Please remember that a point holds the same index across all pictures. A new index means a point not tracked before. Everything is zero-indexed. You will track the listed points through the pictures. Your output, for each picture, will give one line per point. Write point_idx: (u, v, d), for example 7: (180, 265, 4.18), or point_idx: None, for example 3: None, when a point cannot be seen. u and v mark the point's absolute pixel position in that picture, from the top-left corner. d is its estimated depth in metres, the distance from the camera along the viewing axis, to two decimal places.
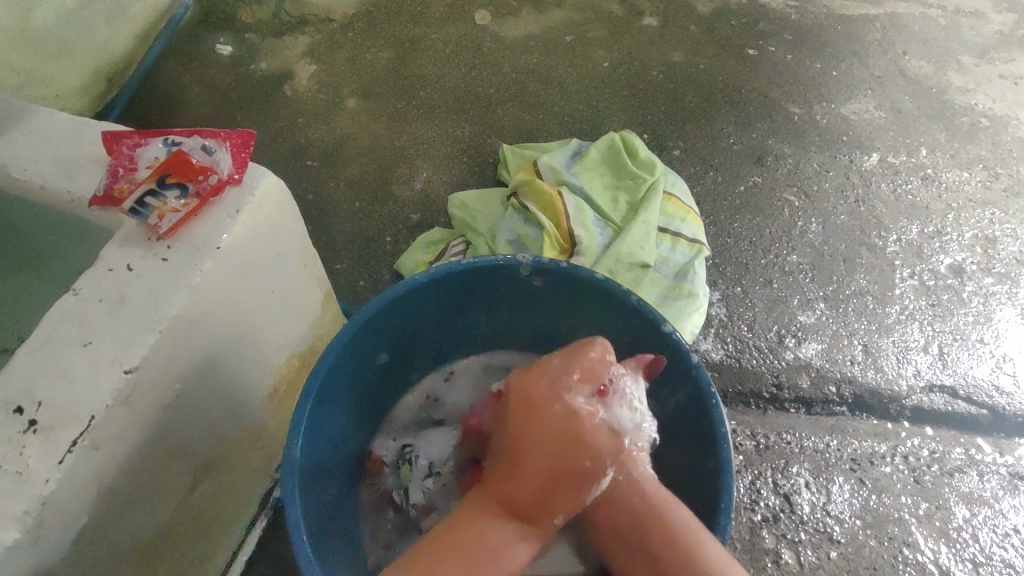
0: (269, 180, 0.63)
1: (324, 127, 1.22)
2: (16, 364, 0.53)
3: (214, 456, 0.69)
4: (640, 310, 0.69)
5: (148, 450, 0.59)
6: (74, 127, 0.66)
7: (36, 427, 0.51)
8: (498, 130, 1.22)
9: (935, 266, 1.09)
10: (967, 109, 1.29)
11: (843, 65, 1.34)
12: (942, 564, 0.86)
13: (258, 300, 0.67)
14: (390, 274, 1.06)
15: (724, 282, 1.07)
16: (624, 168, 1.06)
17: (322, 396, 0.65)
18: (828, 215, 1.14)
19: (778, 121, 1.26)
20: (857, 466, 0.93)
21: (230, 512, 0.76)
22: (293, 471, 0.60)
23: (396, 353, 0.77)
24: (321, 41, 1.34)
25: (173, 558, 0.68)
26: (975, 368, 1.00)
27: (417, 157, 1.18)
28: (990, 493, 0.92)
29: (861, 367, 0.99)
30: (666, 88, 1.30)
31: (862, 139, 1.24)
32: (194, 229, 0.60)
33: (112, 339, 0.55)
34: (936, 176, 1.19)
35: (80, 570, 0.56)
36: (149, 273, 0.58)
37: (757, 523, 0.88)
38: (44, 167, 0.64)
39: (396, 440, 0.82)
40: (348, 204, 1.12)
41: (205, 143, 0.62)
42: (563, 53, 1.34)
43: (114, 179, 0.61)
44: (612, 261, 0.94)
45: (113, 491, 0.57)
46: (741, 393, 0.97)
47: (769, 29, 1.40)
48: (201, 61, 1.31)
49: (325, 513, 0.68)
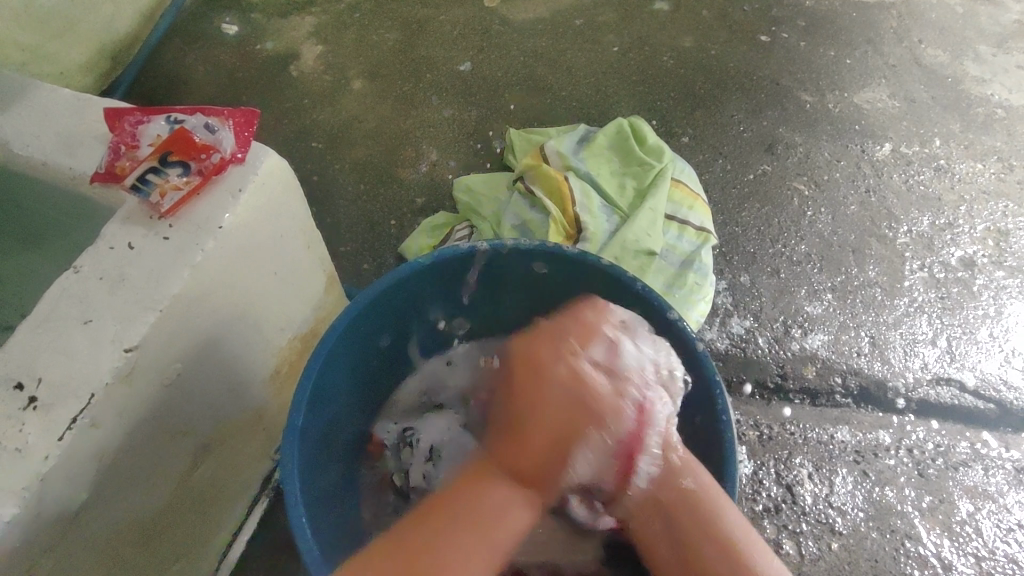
0: (273, 159, 0.63)
1: (330, 109, 1.21)
2: (16, 341, 0.53)
3: (215, 436, 0.69)
4: (645, 297, 0.68)
5: (149, 427, 0.59)
6: (76, 103, 0.66)
7: (36, 403, 0.51)
8: (505, 114, 1.21)
9: (945, 259, 1.08)
10: (983, 99, 1.26)
11: (857, 52, 1.32)
12: (945, 558, 0.86)
13: (261, 281, 0.67)
14: (394, 258, 1.05)
15: (731, 272, 1.06)
16: (631, 154, 1.05)
17: (324, 378, 0.65)
18: (838, 206, 1.13)
19: (789, 109, 1.24)
20: (861, 458, 0.92)
21: (231, 491, 0.76)
22: (295, 451, 0.60)
23: (398, 336, 0.76)
24: (328, 22, 1.33)
25: (174, 537, 0.69)
26: (983, 362, 0.99)
27: (422, 140, 1.17)
28: (995, 488, 0.91)
29: (867, 359, 0.99)
30: (675, 73, 1.28)
31: (875, 129, 1.22)
32: (197, 207, 0.60)
33: (112, 317, 0.54)
34: (949, 167, 1.18)
35: (79, 547, 0.56)
36: (150, 251, 0.57)
37: (758, 513, 0.88)
38: (45, 143, 0.63)
39: (397, 423, 0.80)
40: (352, 186, 1.12)
41: (208, 121, 0.62)
42: (572, 37, 1.32)
43: (116, 155, 0.61)
44: (618, 247, 0.94)
45: (113, 469, 0.57)
46: (745, 383, 0.97)
47: (782, 15, 1.37)
48: (206, 41, 1.30)
49: (325, 494, 0.68)
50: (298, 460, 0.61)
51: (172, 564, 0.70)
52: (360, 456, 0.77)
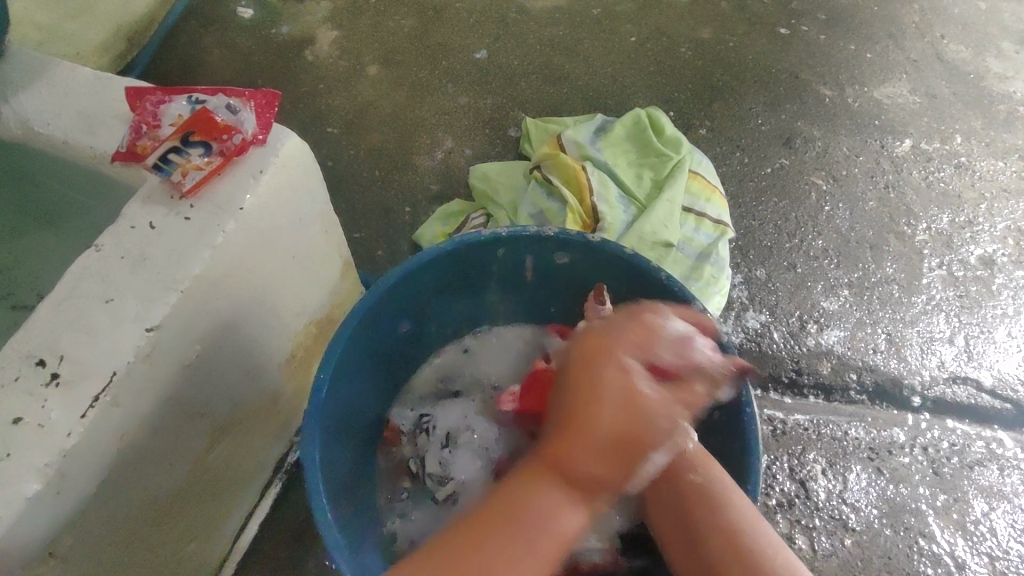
0: (293, 142, 0.62)
1: (346, 94, 1.20)
2: (39, 318, 0.53)
3: (232, 418, 0.70)
4: (666, 287, 0.68)
5: (168, 407, 0.59)
6: (96, 82, 0.65)
7: (58, 380, 0.51)
8: (522, 103, 1.20)
9: (964, 257, 1.07)
10: (1006, 96, 1.25)
11: (878, 47, 1.30)
12: (958, 557, 0.86)
13: (280, 264, 0.67)
14: (408, 245, 1.05)
15: (747, 265, 1.05)
16: (649, 145, 1.04)
17: (343, 363, 0.65)
18: (856, 202, 1.12)
19: (808, 103, 1.23)
20: (875, 455, 0.91)
21: (246, 473, 0.76)
22: (315, 432, 0.60)
23: (416, 322, 0.76)
24: (343, 6, 1.32)
25: (189, 517, 0.69)
26: (1001, 361, 0.98)
27: (438, 127, 1.16)
28: (1010, 488, 0.90)
29: (883, 356, 0.98)
30: (694, 65, 1.26)
31: (895, 124, 1.20)
32: (218, 187, 0.59)
33: (134, 297, 0.54)
34: (970, 165, 1.16)
35: (98, 525, 0.56)
36: (171, 231, 0.57)
37: (771, 507, 0.87)
38: (66, 122, 0.63)
39: (413, 410, 0.80)
40: (367, 172, 1.11)
41: (229, 102, 0.61)
42: (589, 26, 1.31)
43: (137, 135, 0.61)
44: (635, 238, 0.93)
45: (133, 447, 0.57)
46: (760, 377, 0.96)
47: (803, 7, 1.36)
48: (222, 24, 1.29)
49: (343, 478, 0.68)
50: (319, 444, 0.61)
51: (187, 545, 0.70)
52: (375, 442, 0.76)
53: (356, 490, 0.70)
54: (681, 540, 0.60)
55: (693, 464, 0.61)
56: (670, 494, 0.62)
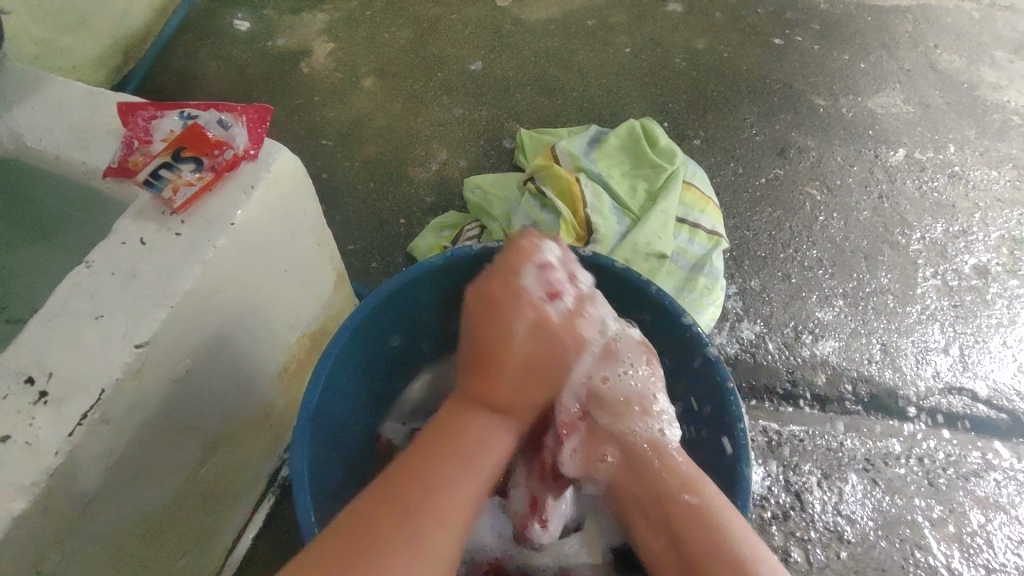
0: (285, 156, 0.62)
1: (341, 106, 1.20)
2: (28, 334, 0.53)
3: (223, 432, 0.69)
4: (658, 301, 0.68)
5: (159, 422, 0.59)
6: (89, 98, 0.66)
7: (47, 398, 0.51)
8: (517, 115, 1.21)
9: (959, 267, 1.07)
10: (999, 106, 1.25)
11: (872, 57, 1.31)
12: (954, 569, 0.85)
13: (271, 279, 0.67)
14: (403, 257, 1.05)
15: (742, 276, 1.05)
16: (643, 156, 1.04)
17: (333, 379, 0.65)
18: (851, 211, 1.12)
19: (802, 113, 1.23)
20: (870, 466, 0.91)
21: (238, 487, 0.76)
22: (305, 448, 0.60)
23: (408, 336, 0.76)
24: (340, 18, 1.33)
25: (180, 532, 0.68)
26: (996, 371, 0.98)
27: (433, 139, 1.17)
28: (1006, 499, 0.90)
29: (878, 367, 0.98)
30: (688, 75, 1.27)
31: (889, 134, 1.21)
32: (208, 203, 0.59)
33: (124, 313, 0.54)
34: (964, 174, 1.16)
35: (86, 542, 0.56)
36: (162, 247, 0.57)
37: (766, 520, 0.87)
38: (59, 137, 0.63)
39: (405, 424, 0.80)
40: (362, 184, 1.12)
41: (221, 117, 0.62)
42: (584, 38, 1.31)
43: (129, 150, 0.61)
44: (629, 249, 0.93)
45: (123, 463, 0.56)
46: (755, 388, 0.96)
47: (797, 18, 1.36)
48: (219, 37, 1.30)
49: (335, 492, 0.68)
50: (308, 460, 0.60)
51: (177, 561, 0.70)
52: (368, 456, 0.76)
53: (348, 505, 0.70)
54: (675, 559, 0.58)
55: (683, 484, 0.60)
56: (656, 514, 0.61)
